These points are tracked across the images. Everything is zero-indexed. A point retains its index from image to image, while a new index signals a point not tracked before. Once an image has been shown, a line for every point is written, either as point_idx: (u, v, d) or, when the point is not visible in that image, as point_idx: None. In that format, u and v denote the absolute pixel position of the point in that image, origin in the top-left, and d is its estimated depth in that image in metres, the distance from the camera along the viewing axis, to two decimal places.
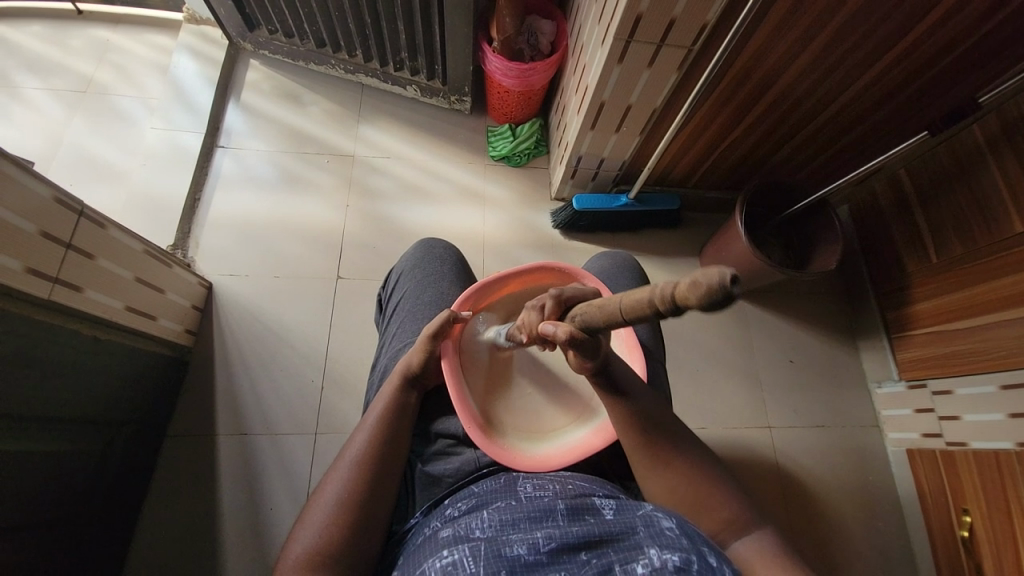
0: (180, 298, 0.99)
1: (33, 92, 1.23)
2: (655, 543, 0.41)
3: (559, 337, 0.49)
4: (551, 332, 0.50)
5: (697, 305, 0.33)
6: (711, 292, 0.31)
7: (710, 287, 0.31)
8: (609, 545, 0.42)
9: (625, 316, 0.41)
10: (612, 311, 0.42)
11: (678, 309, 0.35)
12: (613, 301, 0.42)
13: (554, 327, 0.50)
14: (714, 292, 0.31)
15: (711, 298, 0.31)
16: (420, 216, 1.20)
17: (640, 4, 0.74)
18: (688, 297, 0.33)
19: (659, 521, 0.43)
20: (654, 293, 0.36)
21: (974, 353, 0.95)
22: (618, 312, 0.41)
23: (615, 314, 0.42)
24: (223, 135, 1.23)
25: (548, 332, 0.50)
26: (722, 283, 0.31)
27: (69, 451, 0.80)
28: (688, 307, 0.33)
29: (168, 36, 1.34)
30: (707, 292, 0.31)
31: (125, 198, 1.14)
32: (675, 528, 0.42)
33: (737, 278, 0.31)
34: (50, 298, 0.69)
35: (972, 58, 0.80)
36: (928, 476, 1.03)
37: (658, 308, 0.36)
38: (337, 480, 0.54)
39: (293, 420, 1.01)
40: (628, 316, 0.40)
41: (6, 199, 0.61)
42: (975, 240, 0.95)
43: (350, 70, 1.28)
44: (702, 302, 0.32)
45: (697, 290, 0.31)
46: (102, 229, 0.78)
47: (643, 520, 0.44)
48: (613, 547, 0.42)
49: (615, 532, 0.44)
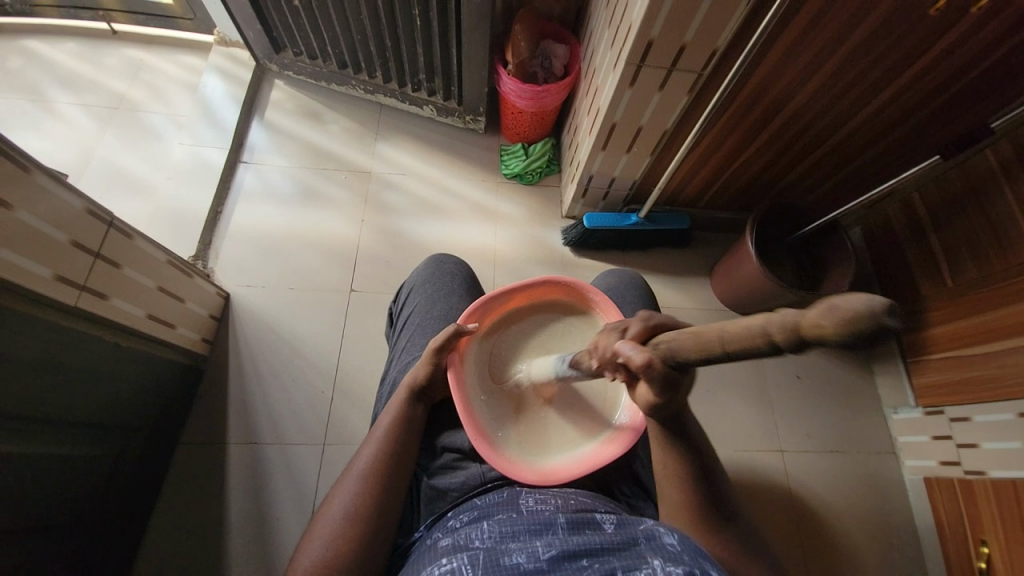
0: (199, 307, 1.01)
1: (69, 108, 1.29)
2: (658, 555, 0.41)
3: (635, 361, 0.44)
4: (624, 353, 0.46)
5: (838, 340, 0.26)
6: (856, 319, 0.25)
7: (855, 313, 0.25)
8: (610, 554, 0.42)
9: (722, 352, 0.35)
10: (707, 339, 0.36)
11: (805, 346, 0.29)
12: (704, 326, 0.37)
13: (631, 349, 0.45)
14: (865, 316, 0.25)
15: (858, 330, 0.26)
16: (433, 231, 1.22)
17: (650, 32, 0.76)
18: (820, 325, 0.27)
19: (661, 536, 0.43)
20: (766, 319, 0.31)
21: (991, 379, 0.93)
22: (716, 341, 0.35)
23: (710, 347, 0.36)
24: (245, 151, 1.28)
25: (623, 353, 0.46)
26: (871, 311, 0.25)
27: (85, 454, 0.82)
28: (822, 341, 0.27)
29: (198, 57, 1.41)
30: (852, 321, 0.25)
31: (151, 209, 1.18)
32: (677, 543, 0.42)
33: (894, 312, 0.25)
34: (76, 305, 0.72)
35: (982, 84, 0.80)
36: (946, 506, 1.00)
37: (774, 342, 0.30)
38: (345, 491, 0.54)
39: (302, 431, 1.02)
40: (728, 351, 0.34)
41: (40, 210, 0.64)
42: (991, 264, 0.94)
43: (370, 90, 1.32)
44: (845, 336, 0.26)
45: (837, 318, 0.26)
46: (128, 239, 0.81)
47: (644, 534, 0.44)
48: (615, 556, 0.42)
49: (616, 544, 0.43)
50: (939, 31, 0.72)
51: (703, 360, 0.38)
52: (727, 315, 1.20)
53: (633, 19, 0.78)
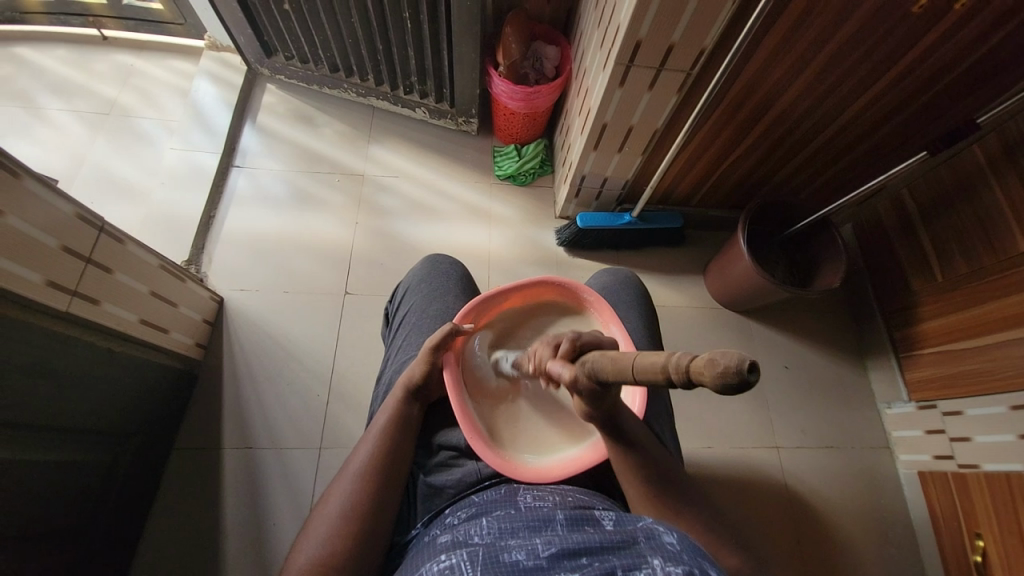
0: (192, 312, 1.01)
1: (59, 114, 1.29)
2: (658, 555, 0.41)
3: (566, 380, 0.48)
4: (557, 373, 0.49)
5: (712, 390, 0.31)
6: (729, 376, 0.29)
7: (725, 370, 0.29)
8: (611, 552, 0.42)
9: (634, 379, 0.39)
10: (622, 366, 0.40)
11: (694, 383, 0.33)
12: (625, 357, 0.40)
13: (560, 368, 0.48)
14: (729, 375, 0.29)
15: (727, 386, 0.30)
16: (426, 233, 1.23)
17: (639, 32, 0.77)
18: (703, 374, 0.31)
19: (661, 535, 0.43)
20: (671, 361, 0.35)
21: (982, 373, 0.94)
22: (629, 370, 0.39)
23: (624, 373, 0.40)
24: (238, 155, 1.28)
25: (556, 373, 0.49)
26: (740, 370, 0.29)
27: (79, 460, 0.81)
28: (701, 387, 0.32)
29: (189, 62, 1.41)
30: (722, 375, 0.30)
31: (143, 214, 1.18)
32: (676, 543, 0.42)
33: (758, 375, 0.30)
34: (68, 311, 0.72)
35: (968, 80, 0.81)
36: (941, 500, 1.00)
37: (672, 375, 0.35)
38: (342, 489, 0.54)
39: (298, 434, 1.02)
40: (636, 376, 0.39)
41: (29, 215, 0.64)
42: (980, 258, 0.95)
43: (362, 93, 1.33)
44: (717, 387, 0.31)
45: (714, 371, 0.30)
46: (121, 244, 0.81)
47: (644, 532, 0.44)
48: (616, 554, 0.42)
49: (616, 542, 0.43)
50: (924, 28, 0.73)
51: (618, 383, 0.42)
52: (720, 313, 1.21)
53: (621, 20, 0.78)
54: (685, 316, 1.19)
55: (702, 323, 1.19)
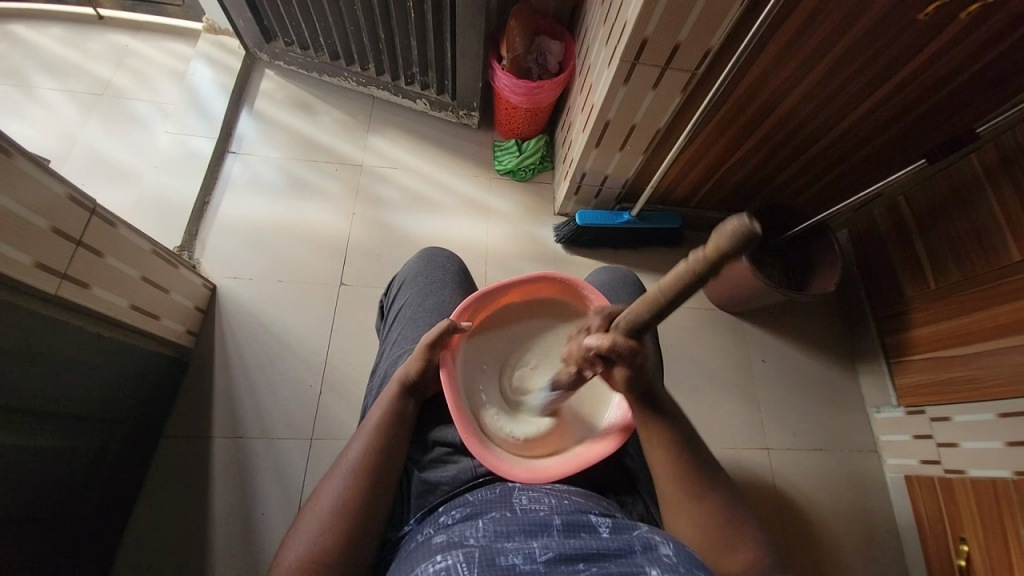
0: (184, 299, 0.99)
1: (50, 93, 1.26)
2: (656, 565, 0.41)
3: (605, 346, 0.50)
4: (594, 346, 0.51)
5: (731, 253, 0.34)
6: (740, 233, 0.33)
7: (735, 230, 0.33)
8: (607, 559, 0.43)
9: (665, 297, 0.41)
10: (653, 294, 0.43)
11: (716, 270, 0.36)
12: (652, 287, 0.43)
13: (596, 339, 0.51)
14: (740, 232, 0.33)
15: (740, 239, 0.33)
16: (424, 226, 1.22)
17: (645, 30, 0.76)
18: (720, 247, 0.34)
19: (658, 547, 0.44)
20: (688, 262, 0.37)
21: (970, 381, 0.96)
22: (660, 292, 0.42)
23: (655, 296, 0.42)
24: (234, 141, 1.26)
25: (592, 344, 0.51)
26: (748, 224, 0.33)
27: (65, 447, 0.80)
28: (722, 258, 0.35)
29: (186, 45, 1.38)
30: (735, 235, 0.33)
31: (136, 198, 1.16)
32: (673, 555, 0.43)
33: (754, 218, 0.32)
34: (56, 294, 0.70)
35: (967, 91, 0.82)
36: (926, 504, 1.02)
37: (697, 277, 0.37)
38: (334, 485, 0.54)
39: (289, 425, 1.01)
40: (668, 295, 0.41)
41: (19, 195, 0.62)
42: (974, 267, 0.95)
43: (362, 82, 1.31)
44: (734, 247, 0.34)
45: (726, 233, 0.33)
46: (112, 227, 0.79)
47: (641, 542, 0.45)
48: (612, 562, 0.42)
49: (612, 549, 0.44)
50: (928, 36, 0.74)
51: (655, 317, 0.45)
52: (715, 314, 1.21)
53: (628, 17, 0.78)
54: (680, 316, 1.20)
55: (697, 324, 1.19)
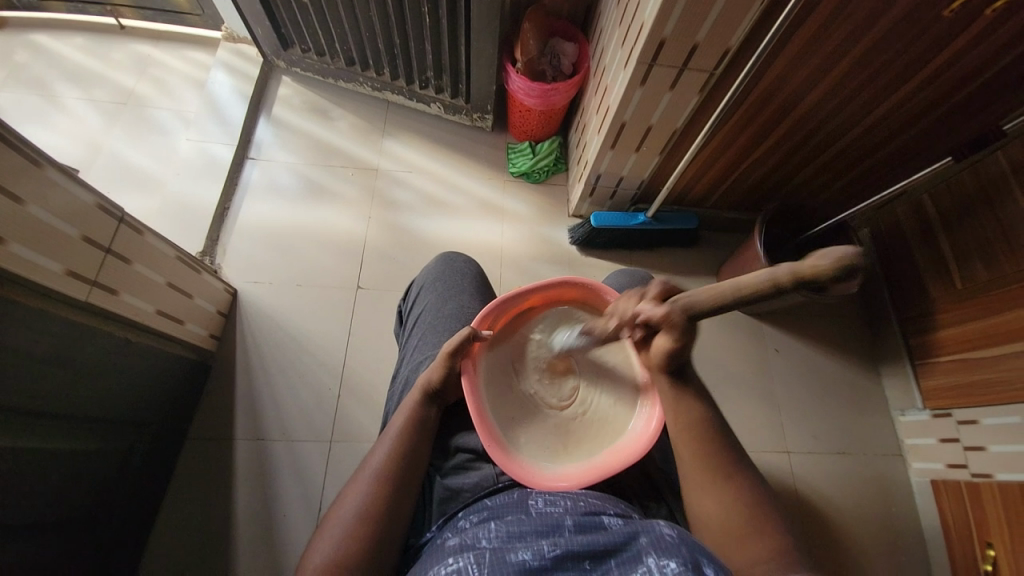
0: (206, 303, 1.01)
1: (75, 102, 1.29)
2: (652, 550, 0.41)
3: (658, 316, 0.56)
4: (647, 313, 0.58)
5: (829, 276, 0.40)
6: (845, 260, 0.39)
7: (848, 256, 0.39)
8: (612, 556, 0.43)
9: (735, 294, 0.47)
10: (725, 292, 0.48)
11: (796, 284, 0.42)
12: (722, 284, 0.48)
13: (651, 308, 0.57)
14: (846, 260, 0.39)
15: (844, 265, 0.39)
16: (439, 229, 1.22)
17: (662, 30, 0.76)
18: (818, 265, 0.40)
19: (660, 530, 0.43)
20: (778, 271, 0.43)
21: (997, 383, 0.93)
22: (732, 290, 0.47)
23: (728, 291, 0.47)
24: (253, 147, 1.28)
25: (644, 311, 0.58)
26: (853, 254, 0.39)
27: (96, 449, 0.82)
28: (816, 278, 0.41)
29: (205, 53, 1.41)
30: (845, 260, 0.39)
31: (159, 204, 1.19)
32: (674, 534, 0.43)
33: (859, 254, 0.39)
34: (87, 300, 0.72)
35: (995, 87, 0.80)
36: (953, 511, 0.99)
37: (781, 285, 0.43)
38: (357, 491, 0.54)
39: (309, 427, 1.03)
40: (741, 293, 0.46)
41: (51, 203, 0.64)
42: (1002, 267, 0.93)
43: (377, 87, 1.32)
44: (835, 271, 0.40)
45: (835, 256, 0.39)
46: (139, 235, 0.81)
47: (645, 529, 0.44)
48: (616, 559, 0.42)
49: (617, 542, 0.44)
50: (955, 31, 0.72)
51: (717, 308, 0.50)
52: (733, 316, 1.20)
53: (645, 17, 0.77)
54: (698, 318, 1.18)
55: (715, 326, 1.18)
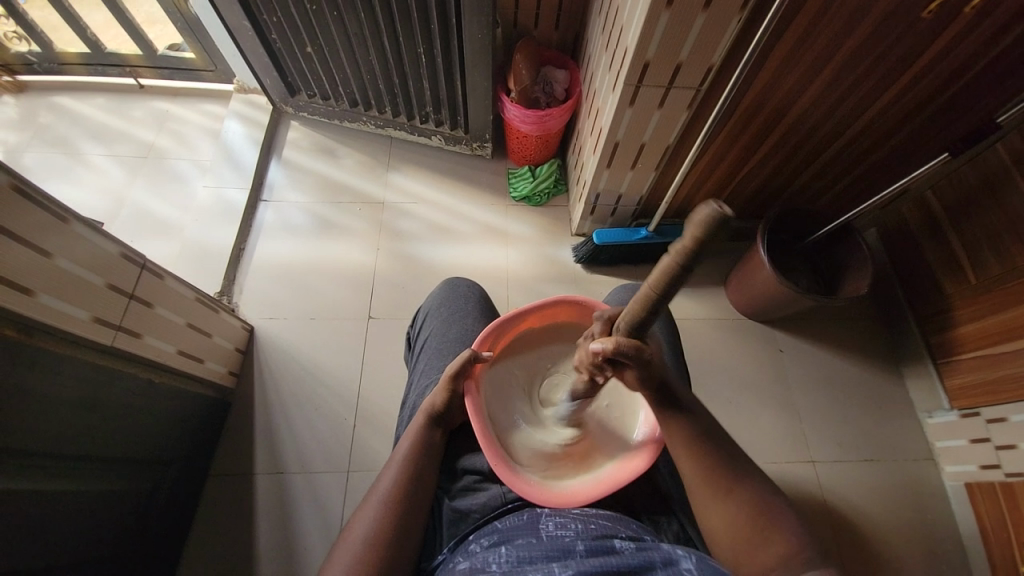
0: (225, 341, 1.05)
1: (100, 158, 1.38)
2: None
3: (609, 349, 0.51)
4: (600, 350, 0.52)
5: (707, 239, 0.37)
6: (710, 219, 0.36)
7: (706, 215, 0.36)
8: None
9: (654, 293, 0.44)
10: (644, 294, 0.45)
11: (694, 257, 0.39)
12: (641, 287, 0.45)
13: (601, 343, 0.52)
14: (708, 216, 0.36)
15: (713, 223, 0.36)
16: (445, 255, 1.25)
17: (646, 52, 0.79)
18: (694, 236, 0.37)
19: (679, 561, 0.44)
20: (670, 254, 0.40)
21: (1023, 378, 0.90)
22: (649, 289, 0.44)
23: (646, 290, 0.45)
24: (265, 189, 1.34)
25: (598, 349, 0.52)
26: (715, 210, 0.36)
27: (122, 490, 0.85)
28: (701, 247, 0.38)
29: (219, 105, 1.49)
30: (705, 221, 0.36)
31: (179, 248, 1.24)
32: (694, 568, 0.43)
33: (726, 206, 0.35)
34: (113, 345, 0.76)
35: (983, 82, 0.80)
36: (990, 514, 0.95)
37: (677, 266, 0.40)
38: (365, 516, 0.55)
39: (326, 458, 1.04)
40: (657, 287, 0.43)
41: (78, 255, 0.68)
42: (1014, 258, 0.91)
43: (380, 124, 1.38)
44: (708, 232, 0.37)
45: (698, 220, 0.36)
46: (160, 279, 0.85)
47: (662, 557, 0.45)
48: None
49: (631, 565, 0.44)
50: (933, 33, 0.73)
51: (650, 313, 0.46)
52: (743, 324, 1.19)
53: (628, 43, 0.81)
54: (708, 328, 1.18)
55: (725, 334, 1.17)
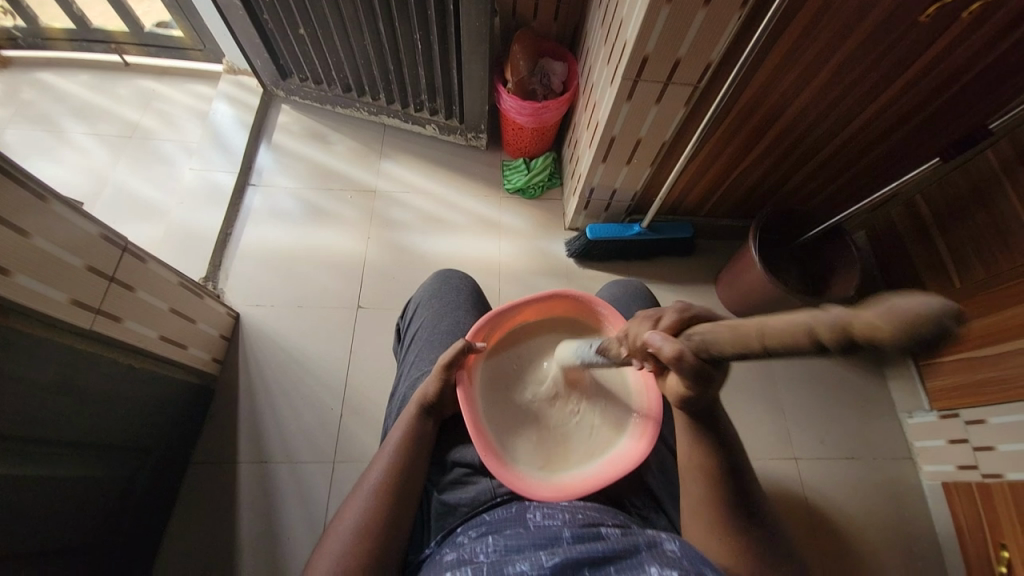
0: (210, 328, 1.03)
1: (83, 137, 1.34)
2: (656, 562, 0.42)
3: (668, 352, 0.45)
4: (655, 344, 0.47)
5: (892, 340, 0.26)
6: (917, 324, 0.25)
7: (921, 316, 0.25)
8: (612, 563, 0.43)
9: (758, 345, 0.34)
10: (745, 336, 0.35)
11: (853, 347, 0.28)
12: (749, 326, 0.35)
13: (660, 339, 0.46)
14: (917, 323, 0.25)
15: (919, 331, 0.25)
16: (437, 246, 1.24)
17: (645, 47, 0.78)
18: (875, 327, 0.26)
19: (662, 543, 0.45)
20: (816, 319, 0.29)
21: (1002, 381, 0.92)
22: (755, 339, 0.34)
23: (750, 339, 0.34)
24: (254, 174, 1.31)
25: (654, 342, 0.47)
26: (935, 320, 0.24)
27: (99, 476, 0.83)
28: (870, 344, 0.27)
29: (208, 86, 1.45)
30: (912, 322, 0.25)
31: (164, 232, 1.21)
32: (677, 549, 0.44)
33: (950, 315, 0.24)
34: (91, 328, 0.74)
35: (976, 88, 0.81)
36: (966, 509, 0.98)
37: (818, 340, 0.29)
38: (355, 507, 0.55)
39: (311, 449, 1.02)
40: (765, 343, 0.33)
41: (55, 235, 0.66)
42: (998, 264, 0.93)
43: (374, 112, 1.36)
44: (902, 335, 0.25)
45: (899, 317, 0.25)
46: (142, 262, 0.82)
47: (645, 540, 0.45)
48: (617, 566, 0.42)
49: (617, 551, 0.44)
50: (931, 37, 0.73)
51: (735, 355, 0.38)
52: None
53: (628, 36, 0.80)
54: None
55: None
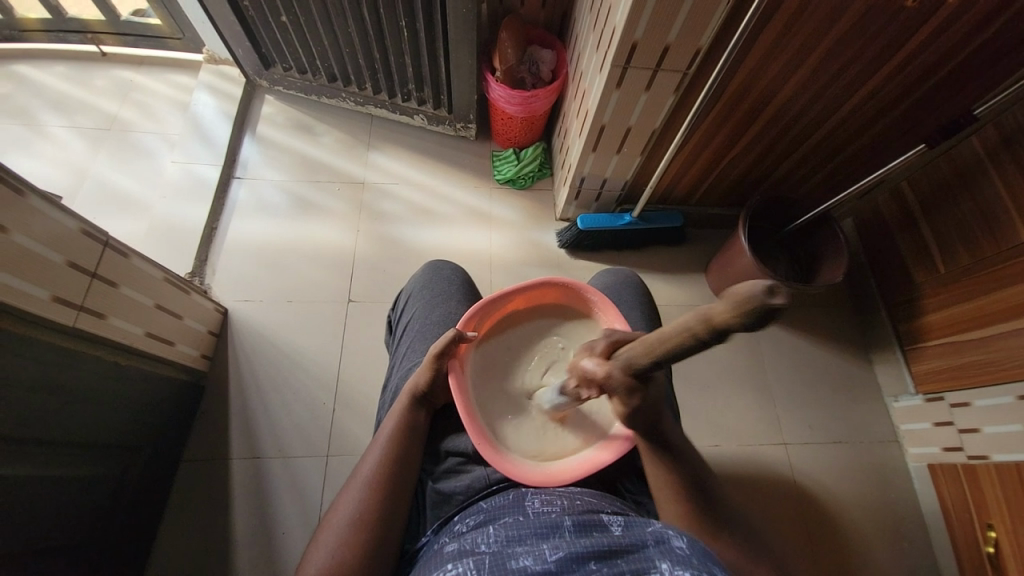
0: (197, 324, 1.01)
1: (59, 130, 1.30)
2: (667, 559, 0.41)
3: (600, 374, 0.49)
4: (591, 370, 0.50)
5: (740, 322, 0.31)
6: (746, 304, 0.30)
7: (746, 299, 0.30)
8: (619, 556, 0.43)
9: (663, 350, 0.40)
10: (649, 341, 0.41)
11: (723, 333, 0.33)
12: (650, 334, 0.41)
13: (592, 364, 0.50)
14: (746, 303, 0.30)
15: (750, 309, 0.30)
16: (428, 238, 1.23)
17: (634, 33, 0.77)
18: (724, 314, 0.32)
19: (670, 539, 0.43)
20: (689, 318, 0.35)
21: (988, 363, 0.94)
22: (657, 341, 0.40)
23: (654, 345, 0.41)
24: (239, 167, 1.28)
25: (589, 368, 0.50)
26: (753, 295, 0.30)
27: (88, 475, 0.82)
28: (730, 327, 0.32)
29: (188, 76, 1.42)
30: (742, 305, 0.30)
31: (147, 227, 1.19)
32: (685, 546, 0.42)
33: (772, 289, 0.29)
34: (75, 325, 0.72)
35: (962, 73, 0.82)
36: (950, 488, 1.01)
37: (696, 335, 0.35)
38: (350, 498, 0.55)
39: (304, 444, 1.02)
40: (666, 346, 0.39)
41: (35, 231, 0.64)
42: (983, 249, 0.94)
43: (360, 102, 1.34)
44: (741, 315, 0.31)
45: (731, 301, 0.31)
46: (125, 257, 0.80)
47: (653, 535, 0.44)
48: (624, 559, 0.42)
49: (623, 545, 0.44)
50: (918, 22, 0.73)
51: (654, 363, 0.43)
52: None
53: (617, 22, 0.79)
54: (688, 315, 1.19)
55: None
